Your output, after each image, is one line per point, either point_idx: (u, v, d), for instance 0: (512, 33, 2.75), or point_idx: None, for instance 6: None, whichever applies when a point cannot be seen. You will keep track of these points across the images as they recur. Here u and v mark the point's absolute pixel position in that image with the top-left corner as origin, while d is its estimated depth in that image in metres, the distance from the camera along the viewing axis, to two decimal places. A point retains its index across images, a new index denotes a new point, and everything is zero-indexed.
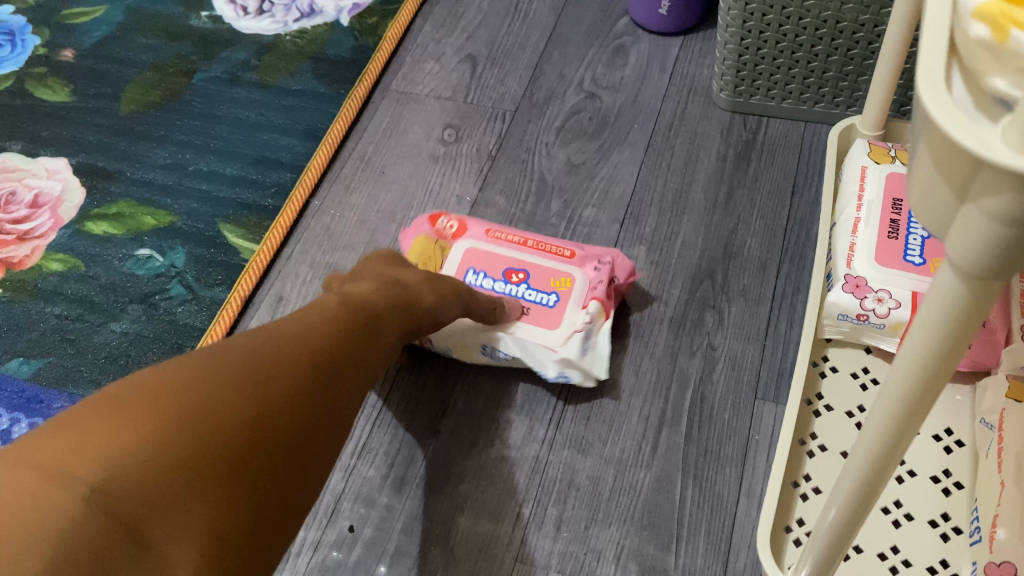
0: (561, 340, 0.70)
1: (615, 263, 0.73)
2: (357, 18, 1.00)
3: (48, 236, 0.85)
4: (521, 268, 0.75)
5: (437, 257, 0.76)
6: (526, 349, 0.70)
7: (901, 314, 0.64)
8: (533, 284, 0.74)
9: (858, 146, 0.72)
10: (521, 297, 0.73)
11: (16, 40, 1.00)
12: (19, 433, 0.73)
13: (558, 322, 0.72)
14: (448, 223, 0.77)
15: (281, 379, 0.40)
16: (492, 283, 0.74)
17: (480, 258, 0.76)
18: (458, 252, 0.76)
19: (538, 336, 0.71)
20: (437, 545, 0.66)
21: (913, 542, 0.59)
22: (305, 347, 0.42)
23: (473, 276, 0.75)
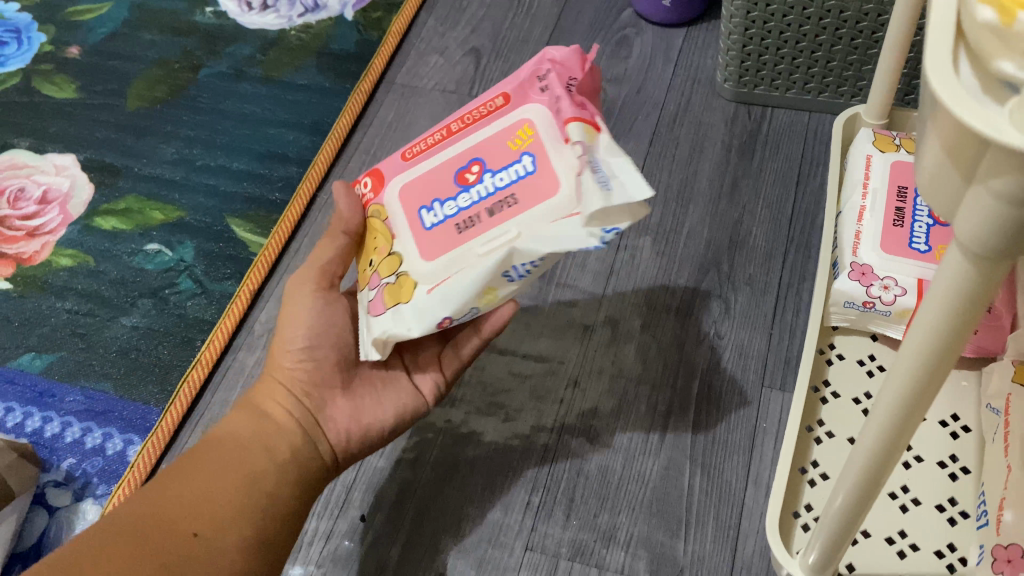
0: (574, 198, 0.47)
1: (557, 60, 0.51)
2: (361, 12, 1.01)
3: (58, 231, 0.85)
4: (471, 158, 0.51)
5: (386, 229, 0.54)
6: (550, 236, 0.47)
7: (907, 301, 0.64)
8: (492, 165, 0.50)
9: (863, 135, 0.72)
10: (494, 192, 0.50)
11: (22, 37, 1.01)
12: (31, 428, 0.74)
13: (550, 181, 0.48)
14: (366, 186, 0.57)
15: (109, 555, 0.48)
16: (453, 203, 0.51)
17: (422, 192, 0.52)
18: (398, 204, 0.53)
19: (544, 212, 0.48)
20: (447, 533, 0.67)
21: (920, 526, 0.60)
22: (143, 518, 0.50)
23: (432, 223, 0.51)
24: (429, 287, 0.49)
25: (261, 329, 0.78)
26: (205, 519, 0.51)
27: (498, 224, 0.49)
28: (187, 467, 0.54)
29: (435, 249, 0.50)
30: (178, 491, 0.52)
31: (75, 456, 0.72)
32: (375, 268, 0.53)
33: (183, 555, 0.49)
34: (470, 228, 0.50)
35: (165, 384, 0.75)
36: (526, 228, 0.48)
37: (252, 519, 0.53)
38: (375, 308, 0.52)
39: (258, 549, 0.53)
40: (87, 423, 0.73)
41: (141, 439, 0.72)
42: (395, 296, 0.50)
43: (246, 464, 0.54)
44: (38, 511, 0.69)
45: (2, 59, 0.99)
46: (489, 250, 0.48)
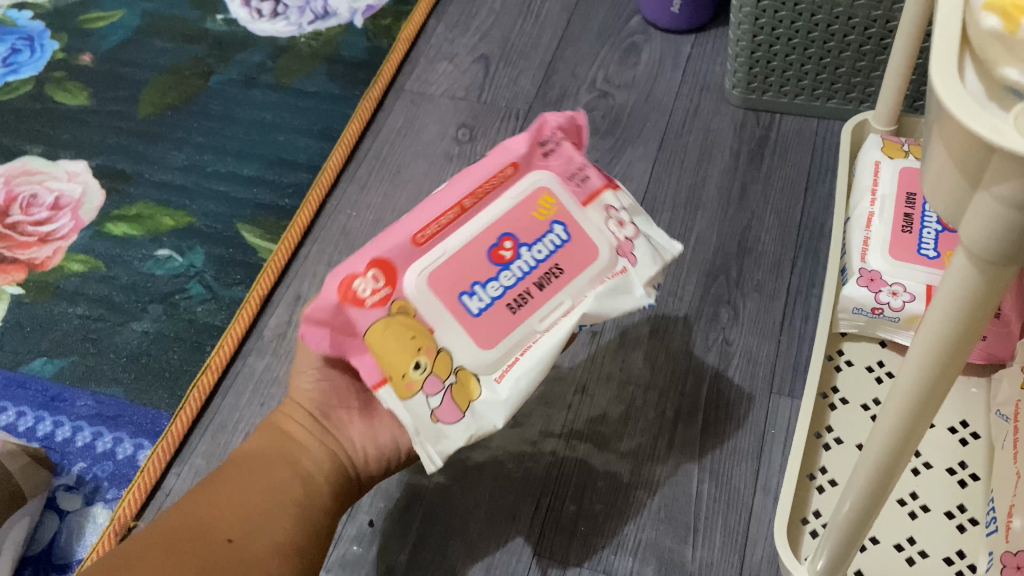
0: (618, 259, 0.52)
1: (560, 126, 0.54)
2: (371, 19, 1.01)
3: (69, 237, 0.86)
4: (502, 233, 0.51)
5: (425, 331, 0.49)
6: (611, 299, 0.51)
7: (915, 308, 0.64)
8: (523, 239, 0.51)
9: (871, 141, 0.72)
10: (536, 266, 0.51)
11: (34, 44, 1.02)
12: (43, 432, 0.74)
13: (593, 247, 0.52)
14: (373, 280, 0.49)
15: (150, 558, 0.49)
16: (495, 283, 0.50)
17: (451, 276, 0.50)
18: (432, 293, 0.50)
19: (589, 278, 0.51)
20: (455, 539, 0.67)
21: (930, 532, 0.60)
22: (180, 526, 0.51)
23: (480, 308, 0.50)
24: (494, 374, 0.50)
25: (271, 334, 0.79)
26: (238, 525, 0.52)
27: (552, 298, 0.51)
28: (215, 482, 0.55)
29: (494, 333, 0.50)
30: (210, 502, 0.53)
31: (86, 460, 0.72)
32: (426, 371, 0.49)
33: (221, 556, 0.50)
34: (523, 306, 0.50)
35: (175, 389, 0.76)
36: (581, 297, 0.51)
37: (283, 524, 0.54)
38: (444, 416, 0.49)
39: (292, 555, 0.53)
40: (98, 427, 0.74)
41: (151, 444, 0.73)
42: (464, 395, 0.50)
43: (272, 478, 0.55)
44: (50, 515, 0.70)
45: (15, 66, 1.00)
46: (550, 324, 0.51)
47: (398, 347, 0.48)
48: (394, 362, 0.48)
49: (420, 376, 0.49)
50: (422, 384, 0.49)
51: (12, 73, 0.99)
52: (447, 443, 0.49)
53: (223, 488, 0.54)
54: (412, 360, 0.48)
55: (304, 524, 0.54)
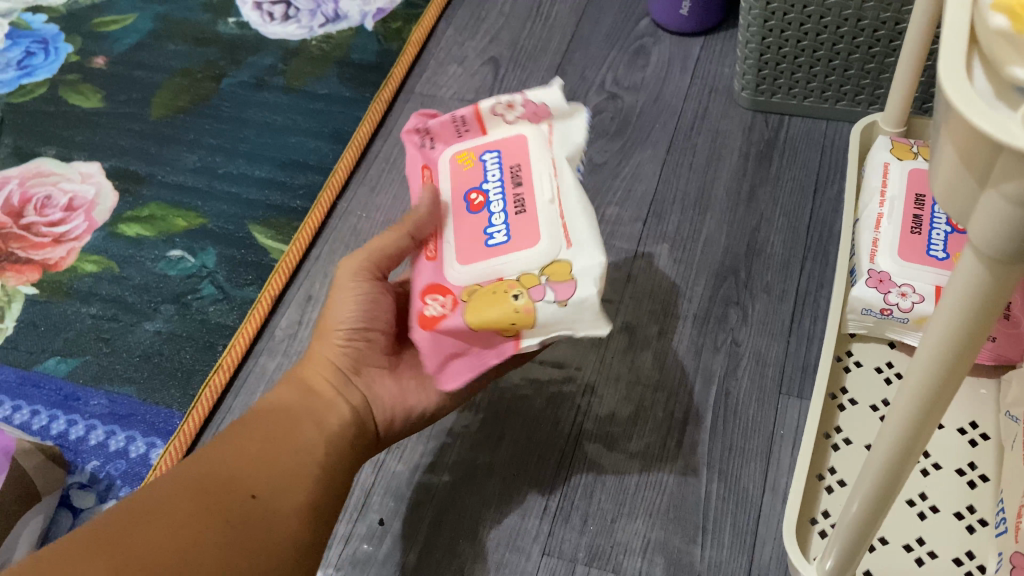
0: (536, 120, 0.58)
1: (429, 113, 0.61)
2: (381, 22, 1.02)
3: (83, 238, 0.87)
4: (463, 195, 0.56)
5: (499, 282, 0.52)
6: (563, 137, 0.57)
7: (924, 309, 0.64)
8: (475, 183, 0.56)
9: (880, 143, 0.72)
10: (500, 182, 0.56)
11: (49, 48, 1.03)
12: (57, 430, 0.75)
13: (515, 135, 0.57)
14: (436, 303, 0.53)
15: (178, 506, 0.49)
16: (494, 218, 0.54)
17: (467, 240, 0.54)
18: (481, 271, 0.53)
19: (538, 149, 0.56)
20: (465, 538, 0.67)
21: (939, 533, 0.60)
22: (210, 472, 0.51)
23: (505, 236, 0.54)
24: (565, 244, 0.52)
25: (282, 335, 0.80)
26: (264, 480, 0.53)
27: (536, 181, 0.55)
28: (244, 428, 0.55)
29: (531, 233, 0.53)
30: (239, 450, 0.53)
31: (99, 459, 0.73)
32: (523, 294, 0.51)
33: (246, 513, 0.51)
34: (525, 201, 0.54)
35: (187, 388, 0.76)
36: (549, 158, 0.56)
37: (306, 485, 0.54)
38: (566, 296, 0.50)
39: (312, 516, 0.54)
40: (111, 425, 0.75)
41: (164, 442, 0.73)
42: (561, 272, 0.51)
43: (298, 433, 0.56)
44: (63, 513, 0.70)
45: (30, 68, 1.01)
46: (553, 190, 0.54)
47: (490, 305, 0.51)
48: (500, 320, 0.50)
49: (525, 300, 0.51)
50: (532, 301, 0.50)
51: (27, 75, 1.00)
52: (591, 310, 0.50)
53: (252, 439, 0.54)
54: (509, 299, 0.51)
55: (325, 487, 0.55)
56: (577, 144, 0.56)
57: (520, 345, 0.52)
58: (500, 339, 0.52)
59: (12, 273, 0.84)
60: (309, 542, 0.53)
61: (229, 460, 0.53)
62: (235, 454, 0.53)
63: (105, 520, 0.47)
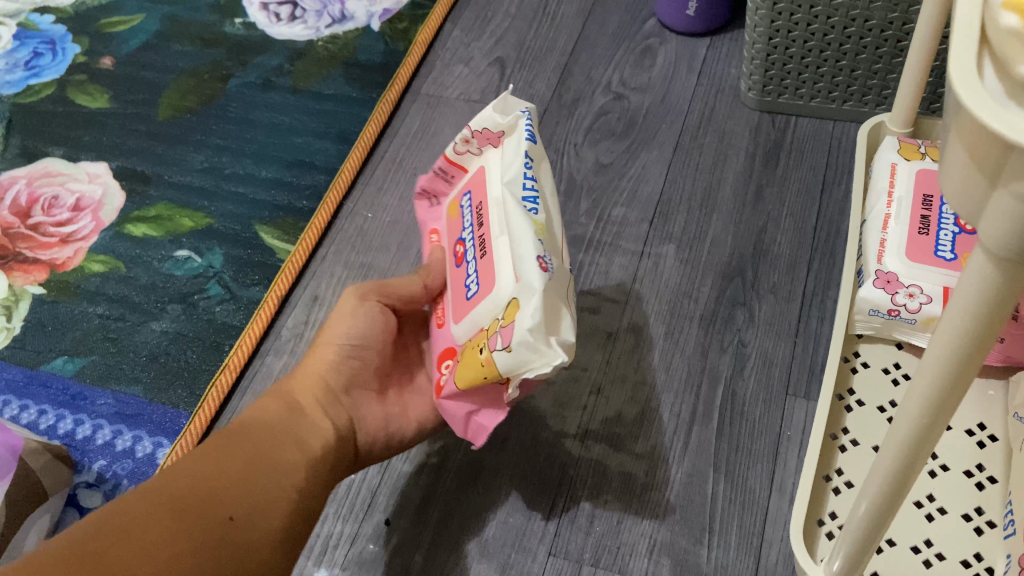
0: (490, 146, 0.60)
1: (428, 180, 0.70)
2: (388, 23, 1.02)
3: (90, 238, 0.87)
4: (454, 251, 0.62)
5: (478, 338, 0.55)
6: (508, 159, 0.58)
7: (932, 310, 0.64)
8: (459, 236, 0.61)
9: (888, 143, 0.72)
10: (471, 227, 0.60)
11: (56, 48, 1.03)
12: (64, 430, 0.75)
13: (479, 170, 0.61)
14: (444, 369, 0.58)
15: (155, 523, 0.48)
16: (470, 269, 0.59)
17: (457, 298, 0.59)
18: (470, 327, 0.57)
19: (490, 177, 0.59)
20: (471, 538, 0.67)
21: (948, 535, 0.59)
22: (191, 487, 0.51)
23: (478, 283, 0.57)
24: (513, 279, 0.53)
25: (288, 335, 0.80)
26: (242, 502, 0.52)
27: (489, 216, 0.57)
28: (228, 444, 0.54)
29: (489, 276, 0.56)
30: (221, 467, 0.53)
31: (106, 458, 0.73)
32: (486, 350, 0.53)
33: (222, 535, 0.50)
34: (485, 240, 0.57)
35: (194, 388, 0.76)
36: (498, 186, 0.58)
37: (282, 510, 0.53)
38: (508, 340, 0.51)
39: (284, 543, 0.53)
40: (118, 425, 0.75)
41: (170, 442, 0.73)
42: (511, 315, 0.52)
43: (282, 447, 0.56)
44: (70, 512, 0.70)
45: (37, 69, 1.01)
46: (501, 219, 0.56)
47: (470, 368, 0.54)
48: (475, 378, 0.53)
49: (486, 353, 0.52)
50: (491, 354, 0.52)
51: (34, 76, 1.01)
52: (532, 343, 0.50)
53: (237, 457, 0.54)
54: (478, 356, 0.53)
55: (305, 506, 0.55)
56: (517, 160, 0.57)
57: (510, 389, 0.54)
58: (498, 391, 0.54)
59: (19, 273, 0.85)
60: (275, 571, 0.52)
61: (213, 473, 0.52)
62: (218, 467, 0.53)
63: (87, 530, 0.46)
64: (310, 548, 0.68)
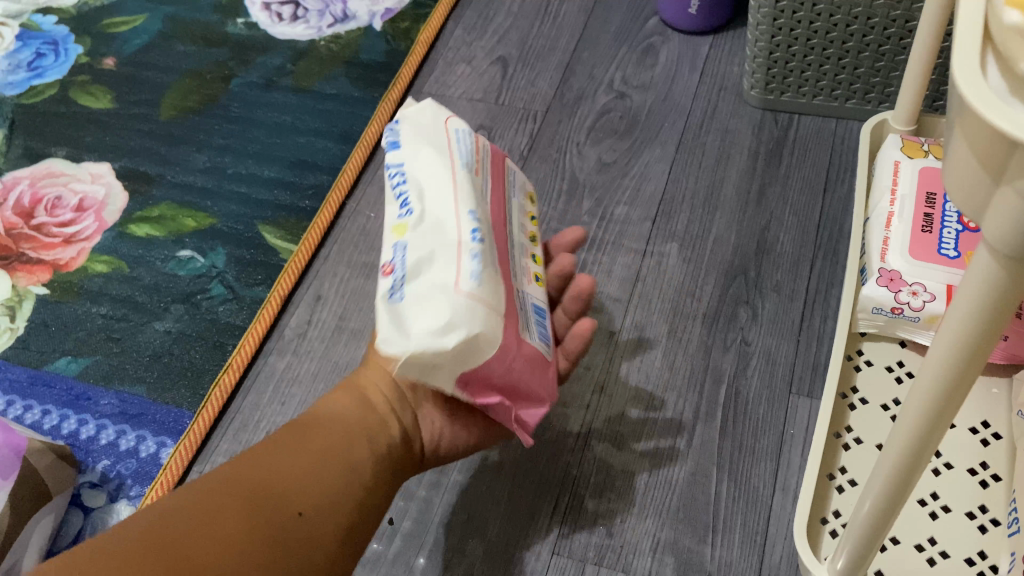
0: None
1: None
2: (389, 22, 1.02)
3: (94, 238, 0.87)
4: None
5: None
6: None
7: (935, 308, 0.64)
8: None
9: (891, 141, 0.72)
10: None
11: (59, 49, 1.03)
12: (67, 430, 0.75)
13: None
14: None
15: (229, 517, 0.47)
16: None
17: None
18: None
19: None
20: (475, 537, 0.67)
21: (952, 534, 0.59)
22: (259, 481, 0.50)
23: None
24: None
25: (292, 334, 0.80)
26: (310, 496, 0.51)
27: None
28: (292, 439, 0.53)
29: None
30: (285, 461, 0.52)
31: (110, 458, 0.73)
32: None
33: (291, 530, 0.49)
34: None
35: (197, 388, 0.76)
36: None
37: (348, 506, 0.52)
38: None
39: (348, 540, 0.52)
40: (121, 425, 0.75)
41: (174, 442, 0.73)
42: None
43: (348, 450, 0.54)
44: (74, 512, 0.71)
45: (40, 70, 1.01)
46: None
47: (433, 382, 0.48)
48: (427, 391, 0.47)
49: None
50: None
51: (37, 77, 1.01)
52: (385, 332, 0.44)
53: (302, 451, 0.53)
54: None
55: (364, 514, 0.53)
56: None
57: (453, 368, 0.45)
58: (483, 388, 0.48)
59: (23, 273, 0.85)
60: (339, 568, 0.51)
61: (276, 474, 0.51)
62: (281, 466, 0.51)
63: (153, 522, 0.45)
64: None
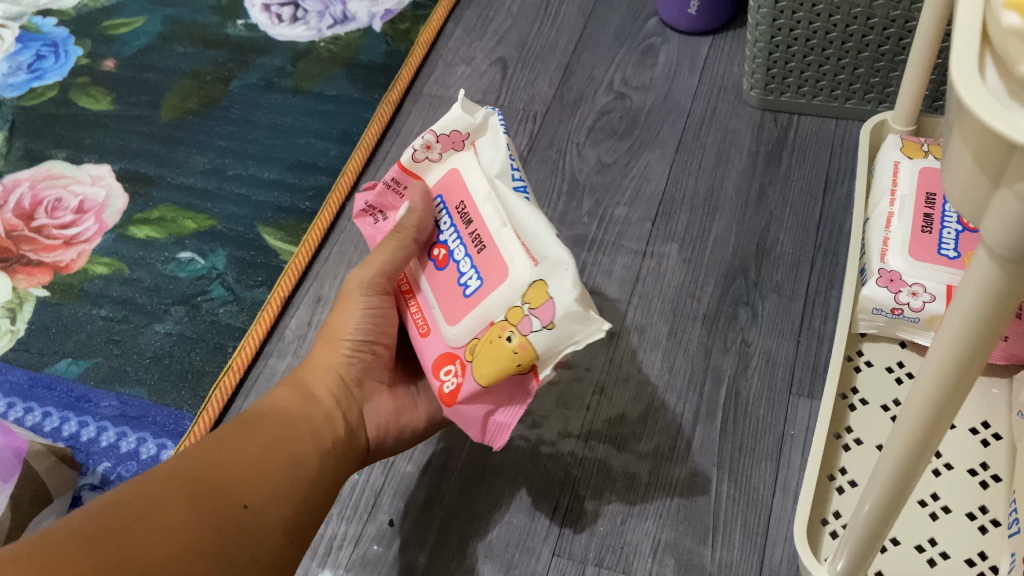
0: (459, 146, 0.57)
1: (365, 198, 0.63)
2: (389, 24, 1.02)
3: (94, 240, 0.87)
4: (429, 251, 0.57)
5: (492, 328, 0.51)
6: (491, 154, 0.56)
7: (935, 308, 0.64)
8: (434, 237, 0.57)
9: (891, 142, 0.72)
10: (453, 232, 0.56)
11: (59, 51, 1.03)
12: (68, 432, 0.75)
13: (450, 171, 0.58)
14: (448, 374, 0.54)
15: (171, 511, 0.48)
16: (461, 266, 0.55)
17: (448, 302, 0.55)
18: (475, 323, 0.53)
19: (471, 174, 0.56)
20: (475, 539, 0.67)
21: (952, 535, 0.59)
22: (207, 474, 0.51)
23: (477, 280, 0.53)
24: (529, 262, 0.51)
25: (292, 335, 0.80)
26: (256, 490, 0.52)
27: (484, 217, 0.54)
28: (244, 431, 0.54)
29: (494, 267, 0.53)
30: (235, 453, 0.52)
31: (110, 460, 0.73)
32: (513, 334, 0.50)
33: (236, 523, 0.50)
34: (479, 242, 0.54)
35: (198, 390, 0.76)
36: (484, 187, 0.55)
37: (294, 500, 0.53)
38: (550, 318, 0.49)
39: (295, 533, 0.53)
40: (122, 427, 0.75)
41: (174, 444, 0.73)
42: (533, 297, 0.50)
43: (297, 442, 0.55)
44: None
45: (40, 72, 1.01)
46: (502, 212, 0.54)
47: (490, 361, 0.51)
48: (504, 369, 0.50)
49: (517, 338, 0.50)
50: (521, 331, 0.50)
51: (37, 78, 1.01)
52: (578, 318, 0.49)
53: (252, 444, 0.53)
54: (504, 344, 0.50)
55: (311, 504, 0.55)
56: (501, 156, 0.55)
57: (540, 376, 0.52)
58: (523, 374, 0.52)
59: (23, 275, 0.85)
60: (282, 561, 0.53)
61: (225, 467, 0.52)
62: (231, 458, 0.52)
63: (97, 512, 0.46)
64: (314, 548, 0.68)
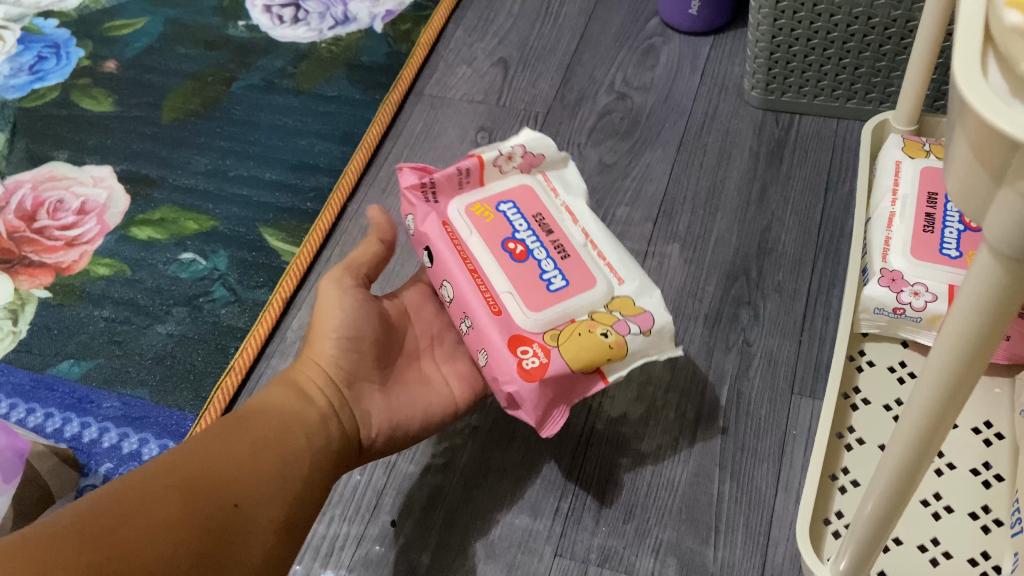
0: (532, 173, 0.64)
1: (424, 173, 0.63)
2: (390, 25, 1.02)
3: (95, 241, 0.87)
4: (502, 243, 0.60)
5: (577, 324, 0.57)
6: (568, 189, 0.65)
7: (938, 308, 0.64)
8: (508, 232, 0.60)
9: (892, 141, 0.72)
10: (532, 234, 0.60)
11: (61, 52, 1.03)
12: (70, 433, 0.75)
13: (522, 185, 0.63)
14: (527, 354, 0.55)
15: (167, 505, 0.47)
16: (545, 264, 0.59)
17: (526, 290, 0.58)
18: (558, 316, 0.57)
19: (545, 197, 0.63)
20: (477, 539, 0.67)
21: (954, 534, 0.59)
22: (200, 471, 0.50)
23: (563, 280, 0.59)
24: (616, 282, 0.59)
25: (294, 336, 0.80)
26: (247, 489, 0.52)
27: (568, 233, 0.61)
28: (230, 433, 0.54)
29: (584, 276, 0.59)
30: (225, 454, 0.52)
31: (112, 461, 0.73)
32: (610, 331, 0.56)
33: (228, 522, 0.50)
34: (563, 249, 0.60)
35: (199, 391, 0.76)
36: (561, 207, 0.63)
37: (286, 500, 0.54)
38: (648, 326, 0.57)
39: (285, 533, 0.53)
40: (124, 428, 0.75)
41: (176, 444, 0.73)
42: (626, 307, 0.58)
43: (288, 441, 0.56)
44: None
45: (42, 73, 1.01)
46: (582, 233, 0.62)
47: (588, 347, 0.55)
48: (599, 356, 0.55)
49: (614, 335, 0.56)
50: (619, 332, 0.56)
51: (39, 80, 1.01)
52: (667, 335, 0.58)
53: (241, 444, 0.54)
54: (599, 336, 0.56)
55: (302, 504, 0.55)
56: (579, 192, 0.65)
57: (608, 379, 0.57)
58: (591, 376, 0.57)
59: (25, 277, 0.85)
60: (275, 561, 0.52)
61: (219, 464, 0.52)
62: (225, 457, 0.52)
63: (93, 505, 0.45)
64: (316, 549, 0.68)
